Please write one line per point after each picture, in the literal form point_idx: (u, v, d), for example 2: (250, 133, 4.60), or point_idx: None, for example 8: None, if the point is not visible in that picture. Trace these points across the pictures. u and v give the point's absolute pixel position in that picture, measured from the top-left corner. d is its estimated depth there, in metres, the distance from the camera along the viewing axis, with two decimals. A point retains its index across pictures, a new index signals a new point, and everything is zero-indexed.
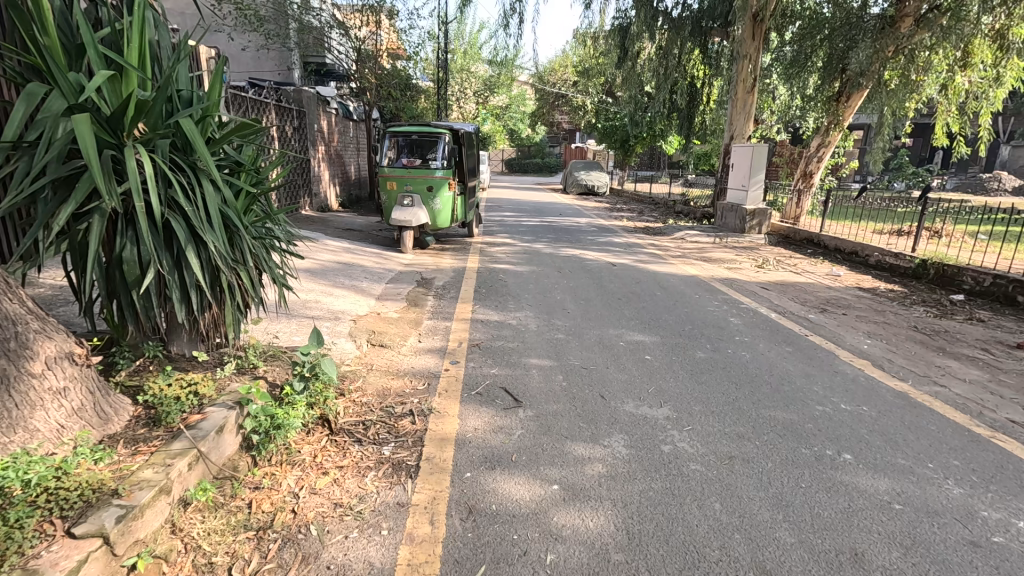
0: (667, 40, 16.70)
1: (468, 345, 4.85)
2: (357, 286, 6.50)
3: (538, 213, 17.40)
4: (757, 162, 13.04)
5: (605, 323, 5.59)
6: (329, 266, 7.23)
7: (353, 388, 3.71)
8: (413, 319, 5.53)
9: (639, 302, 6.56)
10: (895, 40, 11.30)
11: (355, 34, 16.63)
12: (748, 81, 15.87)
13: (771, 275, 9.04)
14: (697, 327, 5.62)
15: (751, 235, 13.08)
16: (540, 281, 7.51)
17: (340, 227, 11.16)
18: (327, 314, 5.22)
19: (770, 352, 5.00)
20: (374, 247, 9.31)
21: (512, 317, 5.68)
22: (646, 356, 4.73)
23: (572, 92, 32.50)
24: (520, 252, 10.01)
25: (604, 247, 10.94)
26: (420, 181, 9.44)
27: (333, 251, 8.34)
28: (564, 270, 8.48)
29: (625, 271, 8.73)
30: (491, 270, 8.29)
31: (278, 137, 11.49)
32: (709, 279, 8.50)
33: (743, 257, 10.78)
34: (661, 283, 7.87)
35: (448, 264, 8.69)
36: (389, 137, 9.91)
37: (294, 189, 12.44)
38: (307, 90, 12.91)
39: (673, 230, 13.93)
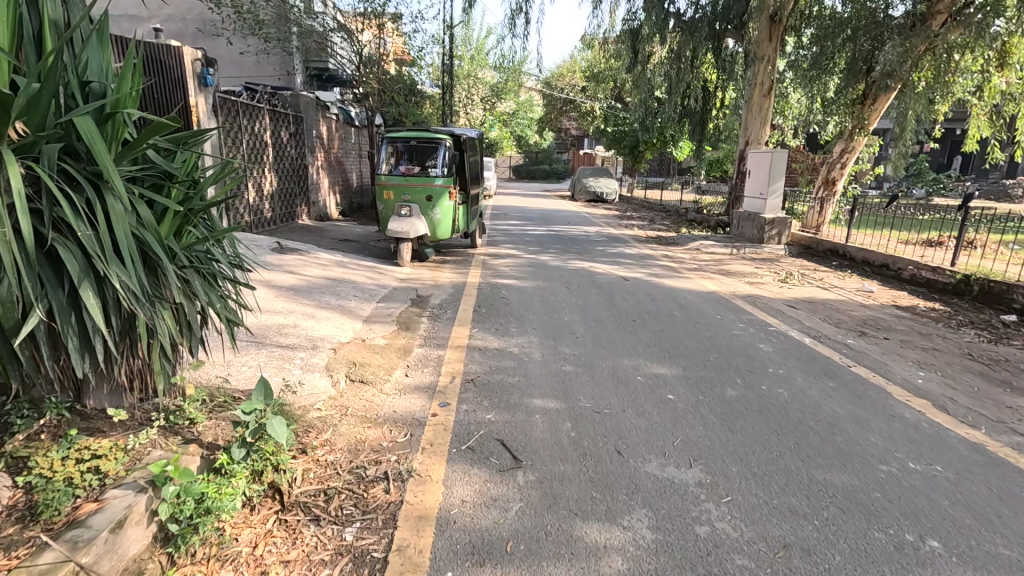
0: (678, 42, 16.12)
1: (462, 379, 4.22)
2: (343, 307, 5.89)
3: (545, 222, 16.82)
4: (776, 168, 12.38)
5: (619, 351, 4.93)
6: (316, 283, 6.64)
7: (318, 444, 3.09)
8: (402, 347, 4.91)
9: (656, 324, 5.90)
10: (928, 39, 10.56)
11: (358, 39, 16.34)
12: (763, 85, 15.29)
13: (797, 291, 8.34)
14: (723, 356, 4.95)
15: (770, 245, 12.39)
16: (546, 299, 6.88)
17: (336, 238, 10.61)
18: (303, 342, 4.60)
19: (811, 389, 4.32)
20: (370, 260, 8.73)
21: (514, 344, 5.04)
22: (668, 394, 4.07)
23: (579, 97, 32.04)
24: (525, 264, 9.40)
25: (615, 259, 10.30)
26: (419, 190, 8.87)
27: (323, 264, 7.76)
28: (573, 285, 7.84)
29: (639, 286, 8.07)
30: (493, 286, 7.67)
31: (272, 143, 10.98)
32: (730, 295, 7.84)
33: (764, 270, 10.10)
34: (678, 301, 7.21)
35: (447, 278, 8.08)
36: (387, 142, 9.29)
37: (290, 197, 11.93)
38: (306, 95, 12.59)
39: (687, 240, 13.27)
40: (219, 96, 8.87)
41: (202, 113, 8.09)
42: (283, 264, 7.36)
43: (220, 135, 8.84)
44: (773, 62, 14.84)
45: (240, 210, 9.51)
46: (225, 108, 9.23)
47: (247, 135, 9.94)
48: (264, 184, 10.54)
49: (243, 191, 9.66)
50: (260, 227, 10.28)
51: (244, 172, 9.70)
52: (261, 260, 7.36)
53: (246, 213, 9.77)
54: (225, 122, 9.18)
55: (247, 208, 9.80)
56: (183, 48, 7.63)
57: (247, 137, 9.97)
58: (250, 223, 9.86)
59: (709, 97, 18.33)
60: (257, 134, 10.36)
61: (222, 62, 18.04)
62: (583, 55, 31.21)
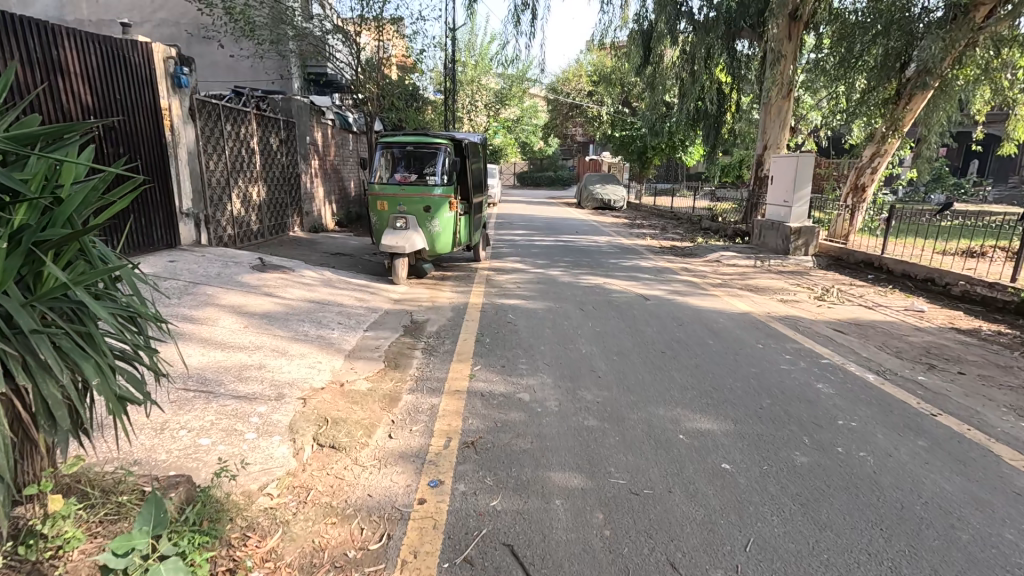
0: (692, 42, 15.33)
1: (459, 441, 3.36)
2: (325, 339, 5.05)
3: (552, 231, 15.98)
4: (802, 174, 11.51)
5: (652, 398, 4.06)
6: (297, 309, 5.83)
7: (258, 561, 2.22)
8: (390, 393, 4.05)
9: (690, 359, 5.03)
10: (971, 32, 9.70)
11: (356, 42, 15.66)
12: (783, 87, 14.62)
13: (838, 311, 7.49)
14: (778, 404, 4.07)
15: (797, 256, 11.49)
16: (559, 325, 6.02)
17: (328, 252, 9.80)
18: (268, 392, 3.76)
19: (901, 451, 3.42)
20: (361, 278, 7.90)
21: (523, 388, 4.17)
22: (722, 463, 3.19)
23: (586, 102, 31.34)
24: (533, 280, 8.55)
25: (631, 274, 9.43)
26: (416, 201, 8.04)
27: (309, 284, 6.95)
28: (588, 306, 6.97)
29: (661, 307, 7.20)
30: (499, 308, 6.83)
31: (260, 150, 10.21)
32: (765, 317, 6.96)
33: (795, 286, 9.24)
34: (709, 326, 6.32)
35: (447, 299, 7.25)
36: (382, 148, 8.51)
37: (281, 208, 11.17)
38: (298, 99, 11.81)
39: (706, 252, 12.37)
40: (200, 99, 8.13)
41: (176, 115, 7.39)
42: (263, 284, 6.55)
43: (200, 142, 8.10)
44: (793, 61, 14.09)
45: (222, 223, 8.75)
46: (209, 113, 8.49)
47: (232, 142, 9.19)
48: (252, 195, 9.79)
49: (226, 202, 8.90)
50: (245, 241, 9.50)
51: (228, 181, 8.95)
52: (239, 280, 6.55)
53: (230, 226, 9.01)
54: (206, 127, 8.39)
55: (231, 220, 9.05)
56: (153, 44, 6.93)
57: (232, 144, 9.21)
58: (233, 237, 9.09)
59: (723, 100, 17.49)
60: (243, 140, 9.60)
61: (217, 67, 17.36)
62: (589, 58, 30.49)
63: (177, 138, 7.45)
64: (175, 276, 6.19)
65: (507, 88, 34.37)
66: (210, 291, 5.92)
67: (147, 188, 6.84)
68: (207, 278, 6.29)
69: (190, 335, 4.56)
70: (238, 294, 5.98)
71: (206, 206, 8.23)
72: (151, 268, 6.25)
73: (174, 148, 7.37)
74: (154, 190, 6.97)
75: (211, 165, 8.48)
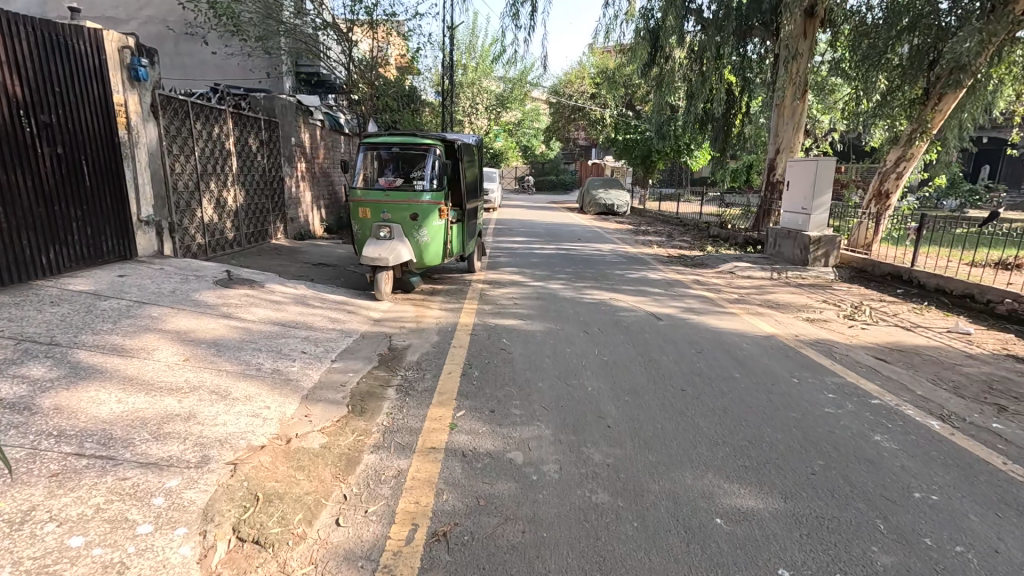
0: (701, 41, 14.60)
1: (427, 532, 2.54)
2: (281, 375, 4.24)
3: (554, 238, 15.20)
4: (822, 179, 10.71)
5: (676, 460, 3.24)
6: (258, 334, 5.05)
7: None
8: (347, 452, 3.23)
9: (717, 400, 4.21)
10: (1009, 25, 8.88)
11: (348, 39, 14.94)
12: (797, 87, 13.85)
13: (873, 334, 6.67)
14: (834, 467, 3.26)
15: (817, 268, 10.68)
16: (560, 352, 5.22)
17: (309, 263, 9.01)
18: (188, 454, 2.95)
19: (1009, 545, 2.60)
20: (340, 293, 7.09)
21: (516, 445, 3.36)
22: (778, 568, 2.37)
23: (588, 105, 30.61)
24: (532, 296, 7.76)
25: (639, 288, 8.62)
26: (402, 208, 7.25)
27: (278, 303, 6.15)
28: (593, 328, 6.14)
29: (675, 329, 6.38)
30: (492, 329, 6.02)
31: (237, 152, 9.46)
32: (794, 341, 6.15)
33: (820, 302, 8.43)
34: (732, 353, 5.51)
35: (435, 318, 6.46)
36: (365, 150, 7.73)
37: (262, 214, 10.41)
38: (282, 98, 11.07)
39: (718, 262, 11.56)
40: (165, 95, 7.38)
41: (133, 112, 6.64)
42: (223, 304, 5.75)
43: (163, 142, 7.33)
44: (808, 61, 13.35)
45: (191, 230, 7.98)
46: (177, 111, 7.73)
47: (204, 143, 8.42)
48: (226, 199, 9.03)
49: (195, 207, 8.12)
50: (218, 249, 8.73)
51: (197, 185, 8.17)
52: (197, 298, 5.76)
53: (200, 234, 8.23)
54: (172, 125, 7.63)
55: (202, 227, 8.27)
56: (103, 31, 6.19)
57: (204, 145, 8.44)
58: (204, 245, 8.31)
59: (732, 101, 16.73)
60: (217, 141, 8.83)
61: (205, 67, 16.66)
62: (593, 60, 29.77)
63: (135, 137, 6.69)
64: (120, 294, 5.38)
65: (508, 90, 33.73)
66: (158, 312, 5.12)
67: (96, 193, 6.05)
68: (158, 298, 5.50)
69: (112, 373, 3.75)
70: (190, 316, 5.18)
71: (170, 212, 7.46)
72: (95, 285, 5.45)
73: (130, 148, 6.60)
74: (105, 196, 6.18)
75: (177, 167, 7.70)
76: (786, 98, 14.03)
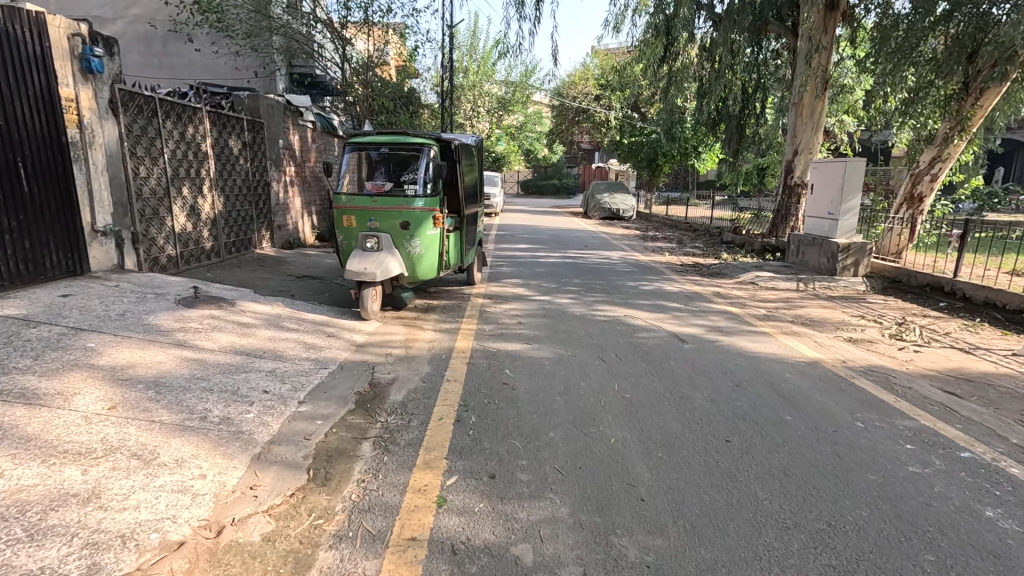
0: (714, 38, 13.87)
1: None
2: (230, 426, 3.40)
3: (559, 245, 14.39)
4: (850, 182, 9.89)
5: (739, 560, 2.41)
6: (213, 368, 4.22)
7: None
8: (297, 549, 2.40)
9: (773, 457, 3.37)
10: None
11: (343, 36, 14.22)
12: (817, 84, 13.06)
13: (929, 359, 5.82)
14: (951, 568, 2.43)
15: (846, 278, 9.83)
16: (573, 389, 4.37)
17: (293, 276, 8.20)
18: (68, 565, 2.12)
19: None
20: (322, 313, 6.28)
21: (522, 539, 2.52)
22: None
23: (591, 106, 29.82)
24: (538, 313, 6.93)
25: (657, 303, 7.78)
26: (392, 216, 6.44)
27: (247, 326, 5.34)
28: (610, 355, 5.30)
29: (705, 354, 5.54)
30: (493, 356, 5.19)
31: (215, 154, 8.69)
32: (843, 369, 5.30)
33: (859, 318, 7.58)
34: (778, 387, 4.66)
35: (427, 342, 5.64)
36: (352, 150, 6.94)
37: (245, 220, 9.63)
38: (268, 97, 10.31)
39: (737, 271, 10.72)
40: (127, 90, 6.62)
41: (87, 108, 5.87)
42: (179, 329, 4.93)
43: (125, 143, 6.56)
44: (829, 57, 12.55)
45: (160, 241, 7.19)
46: (142, 109, 6.96)
47: (175, 144, 7.65)
48: (201, 206, 8.25)
49: (165, 215, 7.34)
50: (192, 261, 7.94)
51: (167, 191, 7.40)
52: (149, 322, 4.94)
53: (170, 244, 7.45)
54: (137, 124, 6.85)
55: (173, 237, 7.48)
56: (47, 15, 5.44)
57: (175, 147, 7.67)
58: (175, 257, 7.52)
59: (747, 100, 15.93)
60: (191, 143, 8.05)
61: (196, 68, 15.97)
62: (597, 61, 29.05)
63: (89, 137, 5.92)
64: (55, 319, 4.57)
65: (510, 93, 33.07)
66: (95, 342, 4.30)
67: (37, 200, 5.28)
68: (102, 323, 4.69)
69: (5, 431, 2.93)
70: (134, 346, 4.36)
71: (134, 221, 6.68)
72: (26, 309, 4.64)
73: (83, 148, 5.84)
74: (48, 203, 5.42)
75: (142, 170, 6.93)
76: (805, 96, 13.22)
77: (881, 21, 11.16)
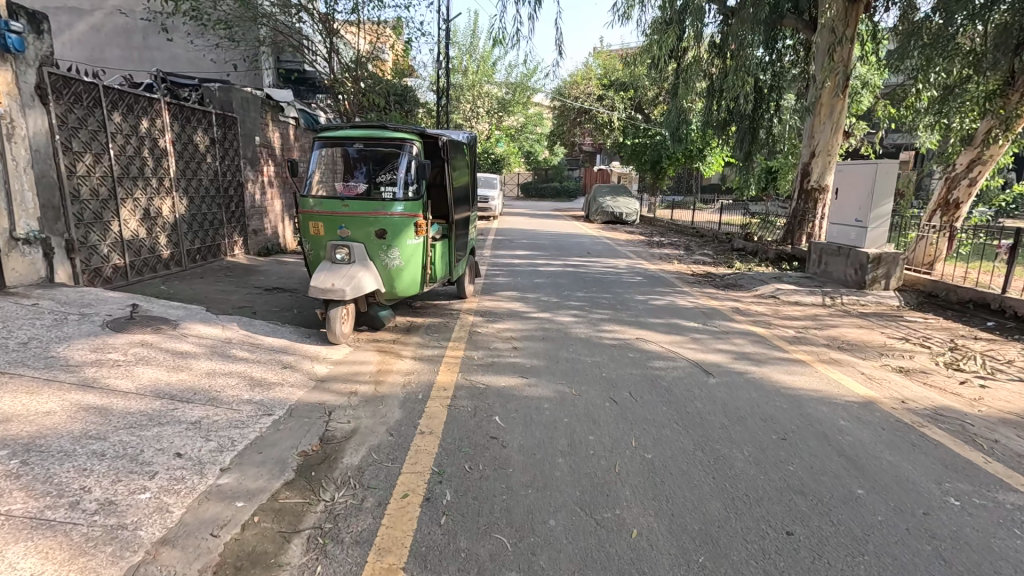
0: (725, 34, 13.00)
1: None
2: (107, 517, 2.46)
3: (561, 252, 13.47)
4: (882, 186, 8.96)
5: None
6: (117, 420, 3.28)
7: None
8: None
9: (858, 565, 2.45)
10: None
11: (332, 28, 13.30)
12: (837, 82, 12.17)
13: (1003, 396, 4.88)
14: None
15: (877, 292, 8.90)
16: (578, 448, 3.43)
17: (261, 288, 7.26)
18: None
19: None
20: (283, 336, 5.36)
21: None
22: None
23: (594, 107, 28.85)
24: (536, 335, 6.00)
25: (671, 322, 6.85)
26: (367, 223, 5.54)
27: (183, 356, 4.41)
28: (622, 395, 4.36)
29: (737, 392, 4.59)
30: (478, 395, 4.25)
31: (176, 151, 7.77)
32: (907, 412, 4.36)
33: (903, 340, 6.65)
34: (835, 440, 3.73)
35: (404, 374, 4.71)
36: (322, 145, 6.02)
37: (213, 224, 8.72)
38: (241, 90, 9.25)
39: (755, 283, 9.79)
40: (61, 75, 5.68)
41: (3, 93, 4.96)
42: (93, 362, 4.00)
43: (58, 136, 5.64)
44: (851, 51, 11.60)
45: (103, 249, 6.29)
46: (82, 97, 6.03)
47: (125, 140, 6.73)
48: (157, 209, 7.34)
49: (110, 219, 6.43)
50: (145, 271, 7.04)
51: (113, 192, 6.48)
52: (57, 354, 4.01)
53: (116, 253, 6.54)
54: (75, 115, 5.93)
55: (120, 244, 6.58)
56: None
57: (125, 142, 6.75)
58: (124, 267, 6.63)
59: (761, 100, 15.02)
60: (146, 137, 7.13)
61: (178, 62, 15.08)
62: (601, 60, 28.10)
63: (6, 128, 5.00)
64: None
65: (510, 94, 32.17)
66: None
67: None
68: None
69: None
70: (20, 389, 3.43)
71: (69, 227, 5.77)
72: None
73: None
74: None
75: (81, 168, 6.00)
76: (823, 95, 12.34)
77: (903, 22, 10.29)
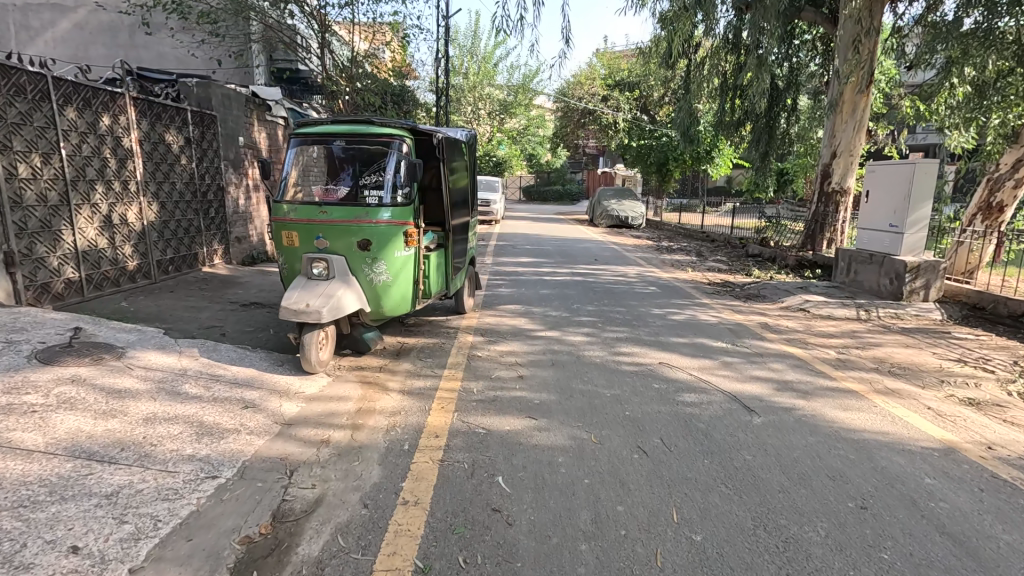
0: (740, 27, 12.25)
1: None
2: None
3: (567, 259, 12.69)
4: (920, 188, 8.17)
5: None
6: (4, 496, 2.51)
7: None
8: None
9: None
10: None
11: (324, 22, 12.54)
12: (860, 78, 11.42)
13: None
14: None
15: (916, 304, 8.10)
16: (606, 528, 2.65)
17: (235, 304, 6.48)
18: None
19: None
20: (249, 364, 4.58)
21: None
22: None
23: (599, 107, 28.03)
24: (544, 360, 5.20)
25: (696, 342, 6.05)
26: (348, 231, 4.78)
27: (118, 396, 3.64)
28: (654, 443, 3.58)
29: (789, 436, 3.80)
30: (476, 445, 3.46)
31: (144, 151, 7.03)
32: (1002, 464, 3.55)
33: (960, 363, 5.84)
34: (928, 510, 2.94)
35: (386, 414, 3.92)
36: (299, 143, 5.26)
37: (189, 232, 7.97)
38: (222, 86, 8.51)
39: (779, 294, 9.00)
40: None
41: None
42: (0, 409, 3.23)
43: None
44: (876, 44, 10.84)
45: (52, 261, 5.56)
46: (25, 89, 5.29)
47: (82, 138, 5.99)
48: (122, 216, 6.59)
49: (61, 228, 5.69)
50: (106, 285, 6.30)
51: (66, 197, 5.74)
52: None
53: (70, 265, 5.80)
54: (17, 109, 5.19)
55: (74, 255, 5.84)
56: None
57: (82, 140, 6.01)
58: (79, 281, 5.90)
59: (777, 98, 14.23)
60: (108, 136, 6.39)
61: (165, 61, 14.37)
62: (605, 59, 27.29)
63: None
64: None
65: (512, 96, 31.42)
66: None
67: None
68: None
69: None
70: None
71: (7, 237, 5.03)
72: None
73: None
74: None
75: (24, 169, 5.26)
76: (846, 91, 11.59)
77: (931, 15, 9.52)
